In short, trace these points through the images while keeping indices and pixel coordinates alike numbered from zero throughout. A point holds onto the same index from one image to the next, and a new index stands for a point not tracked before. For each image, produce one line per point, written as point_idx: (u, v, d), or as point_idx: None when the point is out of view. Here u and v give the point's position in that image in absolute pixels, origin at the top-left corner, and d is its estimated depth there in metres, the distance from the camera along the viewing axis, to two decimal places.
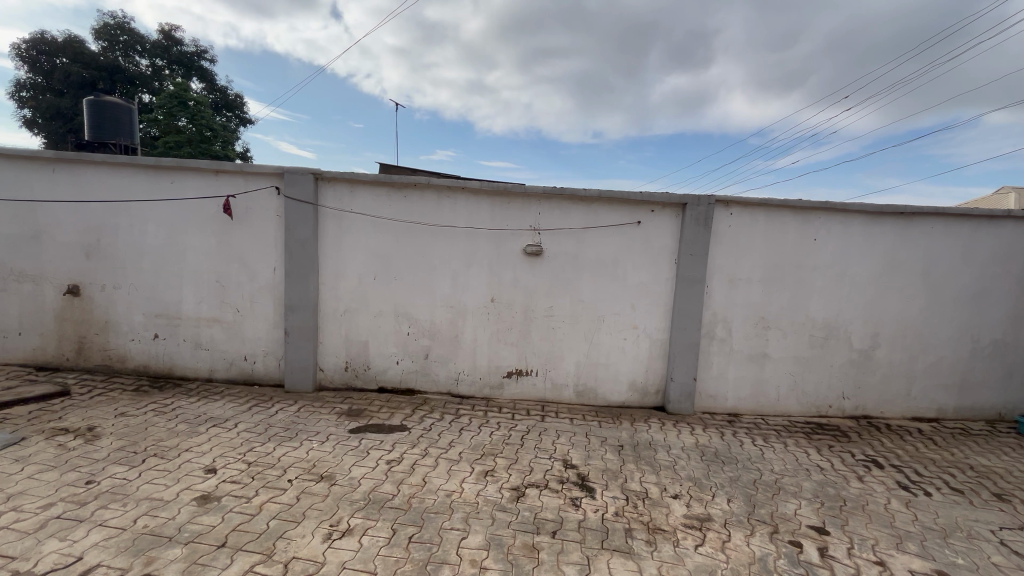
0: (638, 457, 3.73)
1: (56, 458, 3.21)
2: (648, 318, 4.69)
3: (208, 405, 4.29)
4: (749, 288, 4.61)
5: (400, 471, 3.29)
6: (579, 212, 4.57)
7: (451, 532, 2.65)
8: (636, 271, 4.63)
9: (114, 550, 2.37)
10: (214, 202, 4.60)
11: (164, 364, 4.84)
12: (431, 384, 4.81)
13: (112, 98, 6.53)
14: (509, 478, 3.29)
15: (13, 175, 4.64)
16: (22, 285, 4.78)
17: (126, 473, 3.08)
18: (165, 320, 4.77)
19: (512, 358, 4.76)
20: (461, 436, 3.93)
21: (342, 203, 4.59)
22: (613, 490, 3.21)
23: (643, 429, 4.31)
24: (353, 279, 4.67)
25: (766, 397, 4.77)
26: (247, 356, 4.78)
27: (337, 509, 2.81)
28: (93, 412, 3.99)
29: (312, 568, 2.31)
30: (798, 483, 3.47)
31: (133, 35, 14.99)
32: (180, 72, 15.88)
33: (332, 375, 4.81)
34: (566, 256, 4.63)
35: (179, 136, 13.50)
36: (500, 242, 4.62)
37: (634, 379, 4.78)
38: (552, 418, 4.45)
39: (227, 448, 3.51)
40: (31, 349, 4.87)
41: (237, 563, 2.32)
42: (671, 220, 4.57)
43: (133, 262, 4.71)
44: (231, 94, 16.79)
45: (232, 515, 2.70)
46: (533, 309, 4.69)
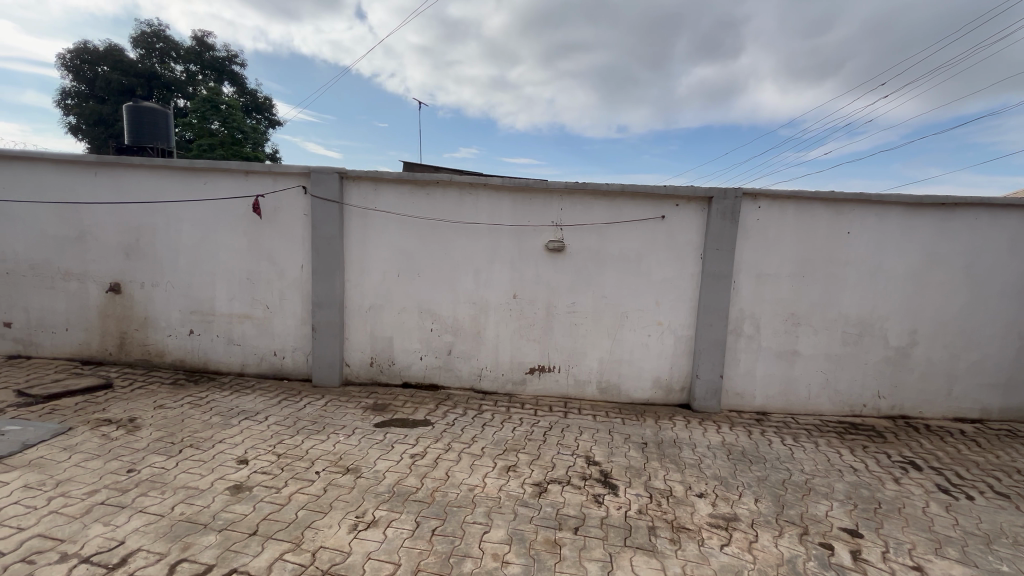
0: (662, 456, 3.67)
1: (100, 447, 3.38)
2: (673, 314, 4.62)
3: (240, 398, 4.44)
4: (777, 283, 4.48)
5: (424, 465, 3.34)
6: (602, 208, 4.52)
7: (474, 526, 2.67)
8: (661, 267, 4.56)
9: (154, 535, 2.48)
10: (245, 202, 4.74)
11: (199, 358, 5.03)
12: (454, 380, 4.85)
13: (150, 104, 6.80)
14: (532, 473, 3.30)
15: (60, 178, 4.89)
16: (68, 284, 5.03)
17: (164, 462, 3.23)
18: (199, 316, 4.95)
19: (534, 354, 4.76)
20: (483, 432, 3.95)
21: (367, 201, 4.67)
22: (636, 487, 3.18)
23: (668, 427, 4.25)
24: (378, 277, 4.75)
25: (796, 395, 4.63)
26: (277, 351, 4.92)
27: (363, 501, 2.87)
28: (134, 404, 4.18)
29: (339, 558, 2.37)
30: (830, 484, 3.37)
31: (168, 43, 15.55)
32: (212, 77, 16.40)
33: (358, 370, 4.90)
34: (588, 251, 4.59)
35: (212, 138, 13.98)
36: (522, 238, 4.62)
37: (658, 375, 4.71)
38: (575, 414, 4.43)
39: (258, 440, 3.63)
40: (78, 344, 5.13)
41: (268, 551, 2.40)
42: (696, 214, 4.48)
43: (170, 261, 4.90)
44: (260, 97, 17.24)
45: (263, 505, 2.79)
46: (555, 306, 4.67)
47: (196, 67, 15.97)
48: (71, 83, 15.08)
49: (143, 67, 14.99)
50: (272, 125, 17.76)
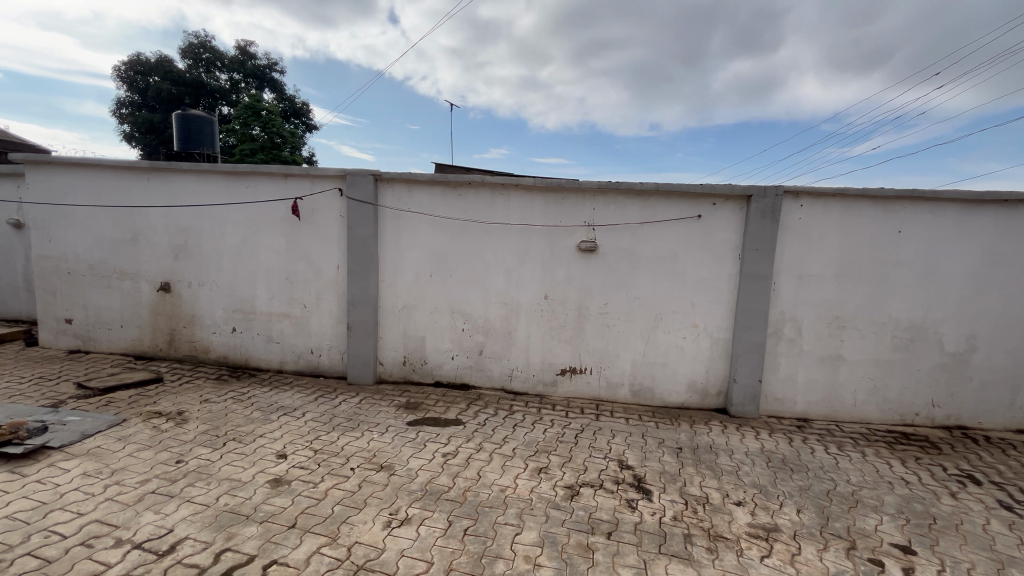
0: (698, 461, 3.57)
1: (152, 439, 3.56)
2: (709, 316, 4.49)
3: (279, 394, 4.59)
4: (821, 284, 4.30)
5: (456, 464, 3.36)
6: (636, 207, 4.45)
7: (505, 527, 2.67)
8: (696, 267, 4.44)
9: (200, 525, 2.59)
10: (284, 205, 4.90)
11: (241, 355, 5.22)
12: (486, 380, 4.87)
13: (197, 111, 7.11)
14: (563, 476, 3.27)
15: (116, 183, 5.18)
16: (123, 283, 5.33)
17: (209, 454, 3.37)
18: (242, 315, 5.15)
19: (566, 355, 4.72)
20: (515, 432, 3.95)
21: (400, 202, 4.74)
22: (671, 493, 3.11)
23: (704, 432, 4.14)
24: (410, 277, 4.82)
25: (841, 402, 4.43)
26: (313, 349, 5.06)
27: (396, 499, 2.91)
28: (182, 398, 4.39)
29: (373, 554, 2.41)
30: (879, 496, 3.20)
31: (214, 53, 16.23)
32: (254, 84, 17.04)
33: (392, 368, 4.99)
34: (621, 252, 4.52)
35: (253, 143, 14.53)
36: (554, 239, 4.59)
37: (693, 379, 4.60)
38: (607, 417, 4.37)
39: (297, 435, 3.74)
40: (131, 340, 5.42)
41: (306, 544, 2.47)
42: (734, 212, 4.35)
43: (215, 262, 5.11)
44: (299, 102, 17.80)
45: (301, 499, 2.87)
46: (587, 307, 4.62)
47: (239, 75, 16.64)
48: (126, 94, 15.94)
49: (190, 77, 15.71)
50: (309, 130, 18.31)
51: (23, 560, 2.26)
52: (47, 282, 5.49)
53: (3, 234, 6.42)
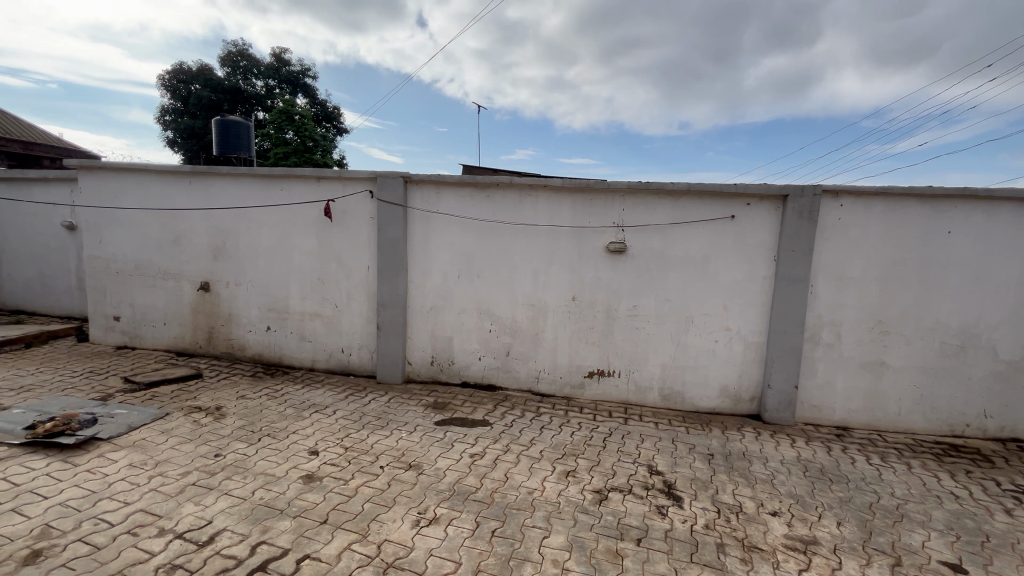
0: (731, 468, 3.48)
1: (192, 432, 3.70)
2: (742, 319, 4.37)
3: (311, 392, 4.70)
4: (863, 288, 4.12)
5: (483, 465, 3.37)
6: (666, 208, 4.36)
7: (533, 530, 2.66)
8: (729, 269, 4.33)
9: (237, 517, 2.67)
10: (317, 207, 5.02)
11: (275, 353, 5.38)
12: (513, 381, 4.87)
13: (235, 117, 7.37)
14: (591, 479, 3.24)
15: (161, 187, 5.41)
16: (166, 282, 5.56)
17: (246, 449, 3.48)
18: (276, 314, 5.30)
19: (593, 358, 4.67)
20: (542, 434, 3.93)
21: (429, 204, 4.79)
22: (703, 501, 3.03)
23: (736, 438, 4.02)
24: (438, 278, 4.86)
25: (884, 410, 4.23)
26: (344, 348, 5.17)
27: (424, 498, 2.94)
28: (220, 393, 4.55)
29: (402, 552, 2.44)
30: (926, 511, 3.04)
31: (251, 60, 16.80)
32: (288, 90, 17.56)
33: (420, 368, 5.04)
34: (650, 253, 4.45)
35: (287, 147, 15.00)
36: (582, 240, 4.56)
37: (725, 384, 4.48)
38: (636, 421, 4.31)
39: (328, 432, 3.82)
40: (173, 337, 5.65)
41: (337, 540, 2.51)
42: (769, 212, 4.22)
43: (251, 262, 5.28)
44: (330, 107, 18.25)
45: (332, 495, 2.93)
46: (615, 308, 4.57)
47: (274, 82, 17.19)
48: (169, 101, 16.65)
49: (229, 84, 16.30)
50: (340, 133, 18.76)
51: (74, 545, 2.38)
52: (97, 281, 5.78)
53: (57, 235, 6.81)
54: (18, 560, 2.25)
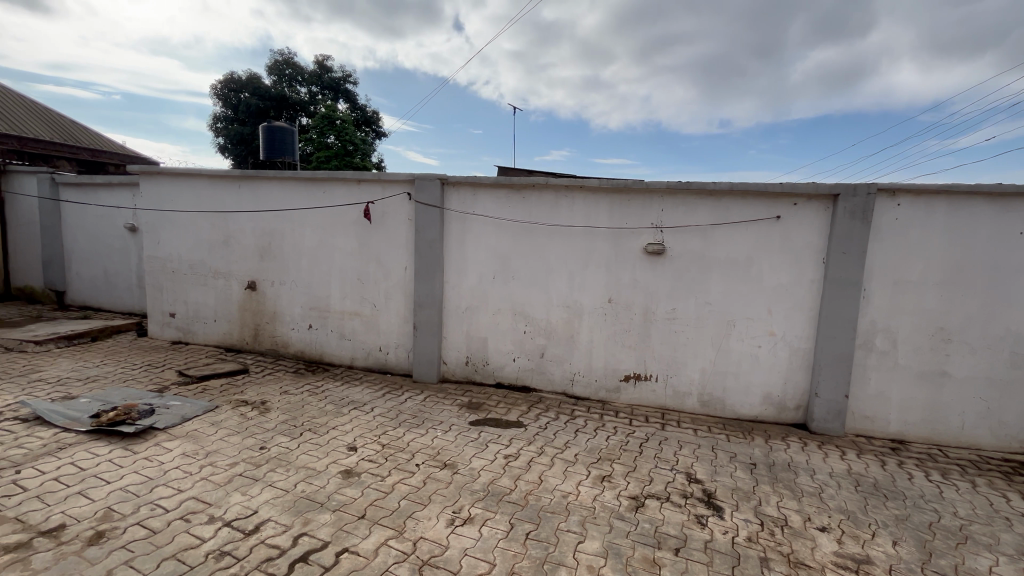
0: (775, 480, 3.33)
1: (239, 425, 3.86)
2: (788, 324, 4.19)
3: (350, 389, 4.82)
4: (922, 292, 3.87)
5: (517, 466, 3.37)
6: (707, 208, 4.24)
7: (568, 535, 2.63)
8: (774, 271, 4.16)
9: (281, 508, 2.77)
10: (357, 209, 5.16)
11: (316, 350, 5.55)
12: (547, 383, 4.84)
13: (280, 123, 7.67)
14: (627, 485, 3.17)
15: (213, 190, 5.70)
16: (216, 281, 5.85)
17: (288, 443, 3.60)
18: (317, 312, 5.47)
19: (629, 361, 4.59)
20: (576, 438, 3.89)
21: (466, 205, 4.84)
22: (745, 512, 2.92)
23: (781, 448, 3.86)
24: (474, 279, 4.90)
25: (945, 424, 3.96)
26: (381, 347, 5.28)
27: (459, 497, 2.96)
28: (265, 388, 4.73)
29: (437, 550, 2.47)
30: (993, 533, 2.82)
31: (296, 68, 17.47)
32: (330, 96, 18.16)
33: (455, 368, 5.09)
34: (690, 255, 4.33)
35: (329, 151, 15.51)
36: (619, 241, 4.49)
37: (769, 391, 4.30)
38: (673, 427, 4.20)
39: (366, 429, 3.91)
40: (222, 333, 5.93)
41: (375, 535, 2.56)
42: (818, 212, 4.03)
43: (295, 262, 5.48)
44: (370, 111, 18.75)
45: (370, 491, 3.00)
46: (653, 311, 4.47)
47: (317, 88, 17.82)
48: (221, 109, 17.52)
49: (275, 91, 17.00)
50: (379, 137, 19.24)
51: (133, 528, 2.52)
52: (155, 280, 6.14)
53: (121, 236, 7.28)
54: (84, 539, 2.41)
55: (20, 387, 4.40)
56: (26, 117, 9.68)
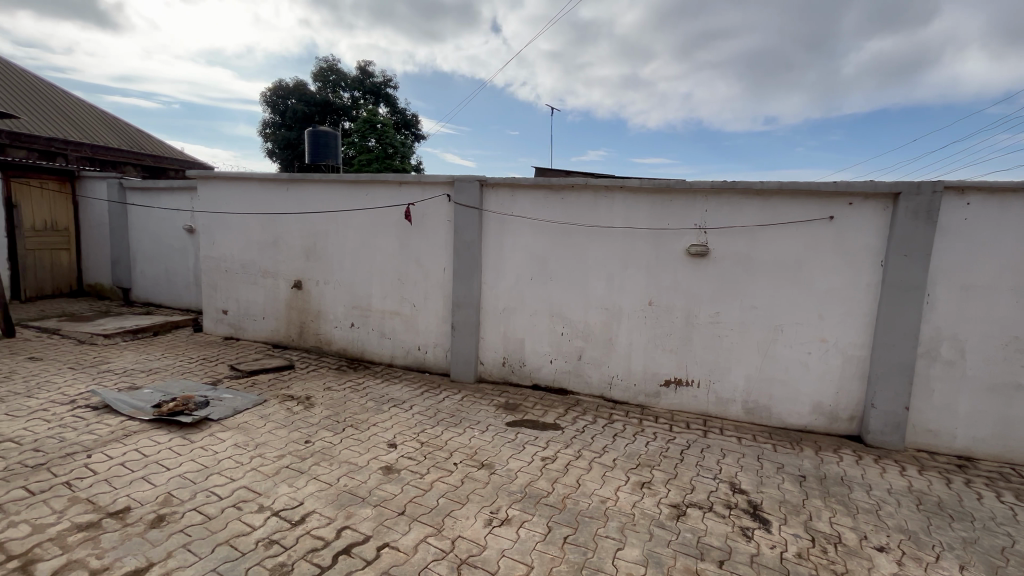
0: (827, 494, 3.17)
1: (286, 419, 4.02)
2: (841, 330, 3.98)
3: (390, 387, 4.93)
4: (993, 298, 3.59)
5: (555, 469, 3.35)
6: (754, 208, 4.09)
7: (607, 541, 2.59)
8: (826, 275, 3.96)
9: (325, 501, 2.86)
10: (398, 211, 5.27)
11: (358, 348, 5.71)
12: (584, 386, 4.78)
13: (325, 128, 7.93)
14: (668, 493, 3.09)
15: (263, 193, 5.96)
16: (265, 280, 6.11)
17: (332, 438, 3.72)
18: (359, 312, 5.63)
19: (670, 366, 4.47)
20: (615, 442, 3.82)
21: (504, 206, 4.86)
22: (794, 526, 2.78)
23: (833, 460, 3.66)
24: (512, 280, 4.91)
25: (1018, 441, 3.66)
26: (420, 346, 5.37)
27: (497, 498, 2.97)
28: (310, 384, 4.91)
29: (475, 550, 2.48)
30: None
31: (340, 74, 18.04)
32: (371, 100, 18.66)
33: (492, 368, 5.11)
34: (735, 257, 4.18)
35: (370, 154, 15.95)
36: (660, 243, 4.39)
37: (819, 401, 4.10)
38: (716, 434, 4.07)
39: (405, 427, 3.99)
40: (270, 330, 6.20)
41: (414, 531, 2.61)
42: (876, 212, 3.80)
43: (338, 262, 5.65)
44: (410, 114, 19.15)
45: (410, 488, 3.05)
46: (695, 315, 4.34)
47: (359, 93, 18.35)
48: (270, 115, 18.29)
49: (320, 97, 17.63)
50: (418, 139, 19.60)
51: (191, 513, 2.67)
52: (210, 278, 6.49)
53: (180, 237, 7.73)
54: (146, 522, 2.57)
55: (91, 377, 4.74)
56: (97, 126, 10.44)
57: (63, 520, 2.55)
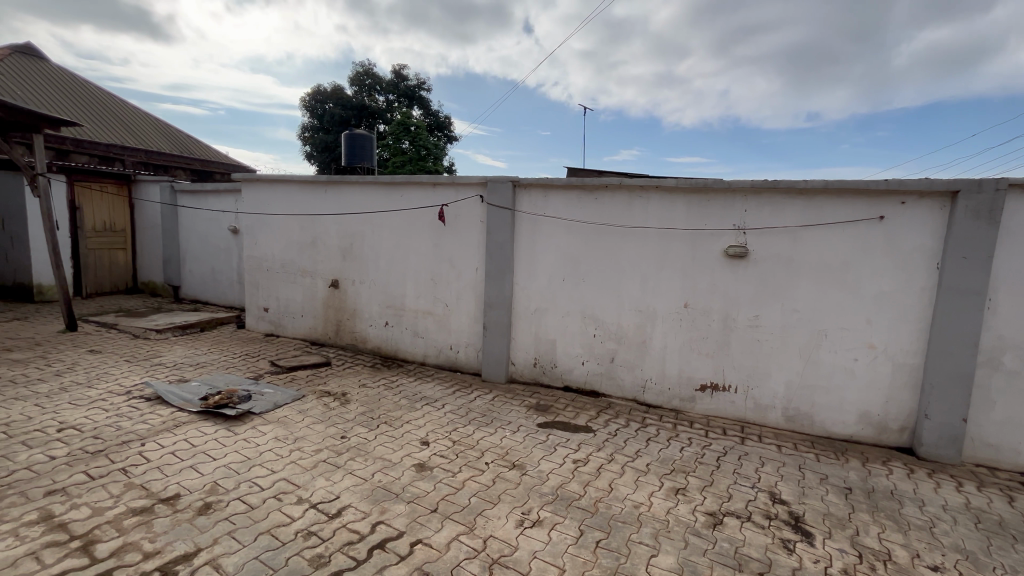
0: (875, 508, 3.01)
1: (323, 414, 4.14)
2: (891, 335, 3.78)
3: (423, 385, 5.00)
4: None
5: (586, 472, 3.31)
6: (797, 208, 3.94)
7: (640, 547, 2.55)
8: (876, 277, 3.77)
9: (361, 496, 2.93)
10: (432, 212, 5.34)
11: (391, 347, 5.82)
12: (617, 389, 4.72)
13: (361, 131, 8.12)
14: (703, 500, 3.01)
15: (303, 195, 6.16)
16: (304, 280, 6.31)
17: (367, 434, 3.80)
18: (393, 311, 5.74)
19: (706, 370, 4.36)
20: (648, 447, 3.76)
21: (537, 207, 4.85)
22: (839, 541, 2.66)
23: (881, 473, 3.48)
24: (544, 281, 4.89)
25: None
26: (452, 345, 5.43)
27: (528, 499, 2.97)
28: (346, 381, 5.04)
29: (507, 550, 2.48)
30: None
31: (375, 78, 18.47)
32: (405, 103, 19.02)
33: (523, 369, 5.11)
34: (777, 258, 4.04)
35: (404, 156, 16.25)
36: (697, 243, 4.28)
37: (866, 410, 3.91)
38: (754, 441, 3.94)
39: (438, 425, 4.04)
40: (308, 328, 6.40)
41: (447, 529, 2.63)
42: (932, 212, 3.60)
43: (373, 262, 5.78)
44: (442, 117, 19.40)
45: (442, 486, 3.09)
46: (733, 318, 4.22)
47: (394, 97, 18.75)
48: (309, 119, 18.89)
49: (356, 101, 18.09)
50: (450, 141, 19.84)
51: (235, 502, 2.78)
52: (252, 277, 6.75)
53: (225, 238, 8.09)
54: (195, 509, 2.69)
55: (144, 369, 5.01)
56: (150, 132, 11.05)
57: (119, 504, 2.70)
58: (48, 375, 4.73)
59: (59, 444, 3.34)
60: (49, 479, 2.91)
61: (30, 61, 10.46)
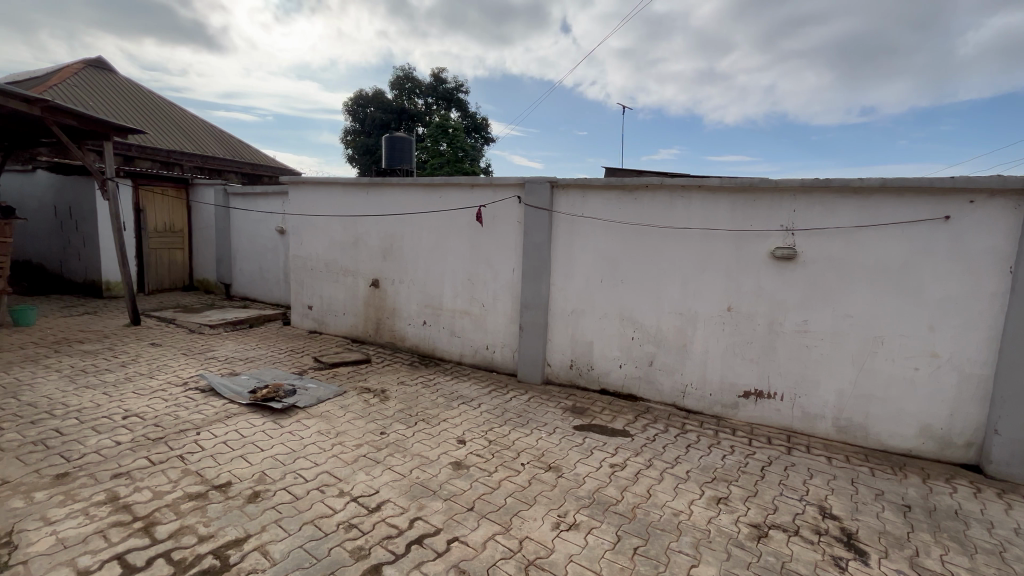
0: (937, 528, 2.82)
1: (363, 410, 4.26)
2: (956, 344, 3.53)
3: (459, 384, 5.06)
4: None
5: (624, 477, 3.26)
6: (852, 207, 3.74)
7: (680, 556, 2.48)
8: (940, 281, 3.53)
9: (399, 491, 2.99)
10: (470, 212, 5.40)
11: (429, 345, 5.92)
12: (655, 393, 4.62)
13: (400, 133, 8.30)
14: (747, 511, 2.90)
15: (346, 196, 6.36)
16: (346, 278, 6.51)
17: (405, 431, 3.88)
18: (431, 310, 5.83)
19: (750, 376, 4.21)
20: (688, 454, 3.66)
21: (575, 208, 4.81)
22: (896, 561, 2.50)
23: (944, 491, 3.26)
24: (581, 282, 4.85)
25: None
26: (488, 345, 5.46)
27: (564, 501, 2.95)
28: (385, 378, 5.16)
29: (543, 552, 2.47)
30: None
31: (415, 82, 18.86)
32: (444, 106, 19.33)
33: (558, 371, 5.08)
34: (829, 260, 3.85)
35: (441, 158, 16.52)
36: (742, 244, 4.13)
37: (927, 423, 3.66)
38: (802, 452, 3.76)
39: (474, 424, 4.07)
40: (349, 325, 6.59)
41: (482, 528, 2.65)
42: (1005, 212, 3.33)
43: (412, 262, 5.90)
44: (480, 118, 19.62)
45: (478, 485, 3.11)
46: (780, 322, 4.05)
47: (432, 100, 19.10)
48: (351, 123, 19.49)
49: (397, 104, 18.53)
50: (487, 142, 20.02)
51: (281, 492, 2.90)
52: (298, 276, 7.02)
53: (273, 238, 8.45)
54: (245, 497, 2.83)
55: (200, 362, 5.30)
56: (206, 138, 11.69)
57: (177, 489, 2.87)
58: (115, 366, 5.08)
59: (124, 431, 3.58)
60: (115, 463, 3.12)
61: (102, 74, 11.31)
